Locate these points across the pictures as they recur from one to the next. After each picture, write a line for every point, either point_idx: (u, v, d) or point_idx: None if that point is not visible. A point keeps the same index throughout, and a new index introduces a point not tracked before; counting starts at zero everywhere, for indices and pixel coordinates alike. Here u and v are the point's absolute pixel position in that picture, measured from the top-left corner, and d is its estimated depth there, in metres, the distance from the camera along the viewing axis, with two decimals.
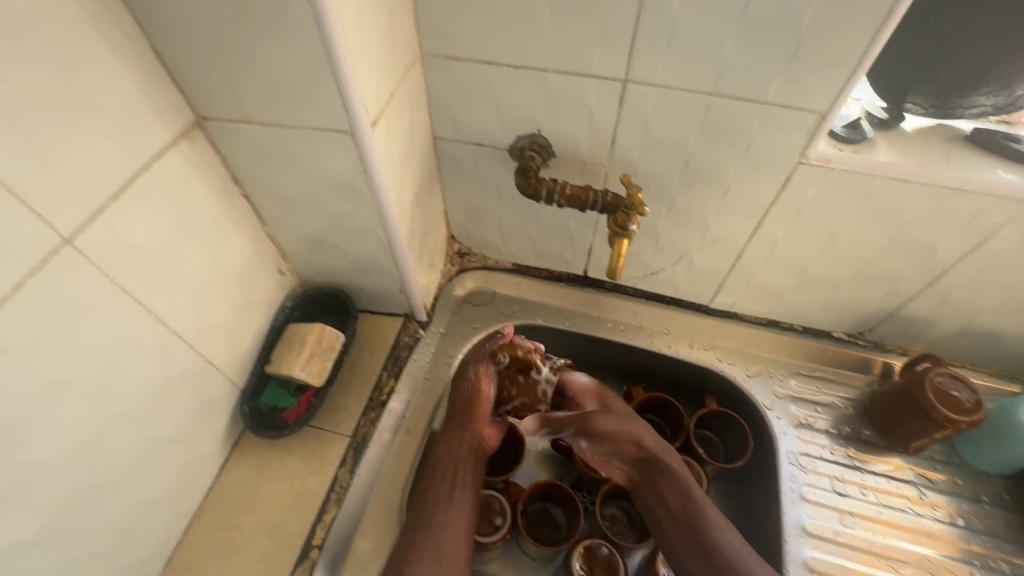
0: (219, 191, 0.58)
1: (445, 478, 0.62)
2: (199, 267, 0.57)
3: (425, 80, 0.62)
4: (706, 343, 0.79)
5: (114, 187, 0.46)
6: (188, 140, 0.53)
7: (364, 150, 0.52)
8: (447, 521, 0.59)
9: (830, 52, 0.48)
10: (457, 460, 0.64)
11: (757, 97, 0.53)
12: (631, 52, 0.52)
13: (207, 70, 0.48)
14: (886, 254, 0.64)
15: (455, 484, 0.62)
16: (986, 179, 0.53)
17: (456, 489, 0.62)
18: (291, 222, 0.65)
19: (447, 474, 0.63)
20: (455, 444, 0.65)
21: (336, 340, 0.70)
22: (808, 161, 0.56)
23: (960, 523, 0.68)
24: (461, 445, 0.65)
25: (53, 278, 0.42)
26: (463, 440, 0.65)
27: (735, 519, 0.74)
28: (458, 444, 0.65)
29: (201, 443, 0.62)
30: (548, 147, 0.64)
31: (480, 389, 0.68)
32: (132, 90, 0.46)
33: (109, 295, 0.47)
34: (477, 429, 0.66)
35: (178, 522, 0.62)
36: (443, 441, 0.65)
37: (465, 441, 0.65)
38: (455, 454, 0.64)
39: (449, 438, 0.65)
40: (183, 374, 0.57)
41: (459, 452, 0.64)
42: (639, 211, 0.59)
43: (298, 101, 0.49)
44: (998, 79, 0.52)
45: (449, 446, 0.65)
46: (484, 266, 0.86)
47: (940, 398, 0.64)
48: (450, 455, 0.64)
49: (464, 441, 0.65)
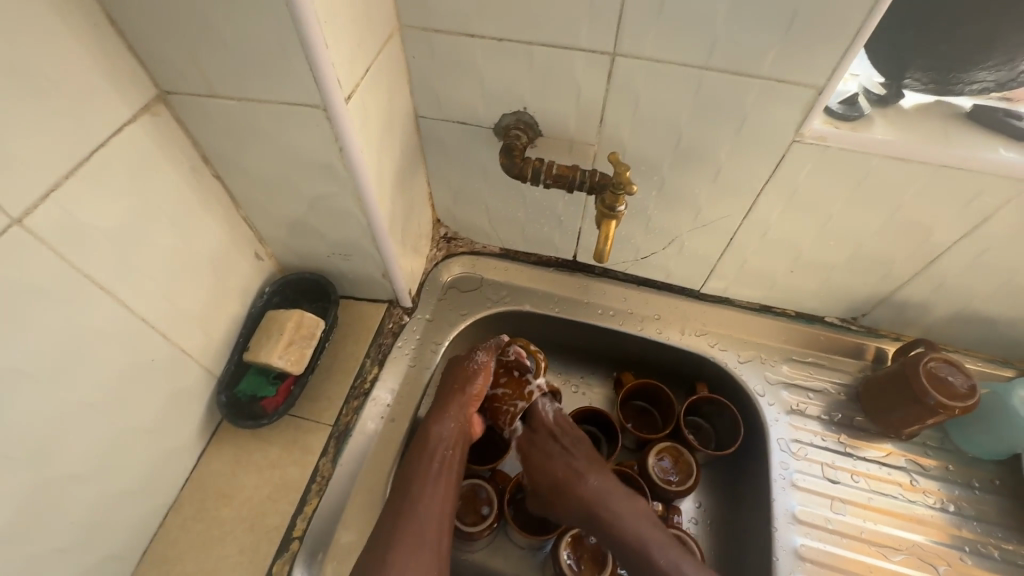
0: (187, 171, 0.55)
1: (433, 460, 0.61)
2: (167, 251, 0.54)
3: (405, 54, 0.59)
4: (698, 329, 0.77)
5: (68, 165, 0.43)
6: (151, 117, 0.50)
7: (338, 127, 0.50)
8: (432, 504, 0.59)
9: (829, 22, 0.45)
10: (446, 441, 0.63)
11: (750, 72, 0.50)
12: (619, 23, 0.50)
13: (167, 40, 0.45)
14: (881, 237, 0.62)
15: (442, 467, 0.61)
16: (985, 158, 0.52)
17: (443, 472, 0.61)
18: (267, 204, 0.62)
19: (435, 457, 0.62)
20: (446, 425, 0.64)
21: (317, 327, 0.68)
22: (803, 140, 0.54)
23: (951, 509, 0.67)
24: (452, 427, 0.64)
25: (2, 261, 0.40)
26: (454, 423, 0.64)
27: (725, 507, 0.73)
28: (449, 426, 0.64)
29: (175, 433, 0.61)
30: (534, 125, 0.62)
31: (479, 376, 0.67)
32: (85, 60, 0.43)
33: (68, 280, 0.45)
34: (468, 414, 0.65)
35: (153, 514, 0.60)
36: (434, 419, 0.64)
37: (455, 424, 0.64)
38: (445, 435, 0.63)
39: (437, 419, 0.64)
40: (153, 362, 0.55)
41: (449, 434, 0.63)
42: (627, 191, 0.56)
43: (266, 74, 0.46)
44: (1000, 53, 0.50)
45: (441, 427, 0.63)
46: (472, 252, 0.83)
47: (933, 383, 0.63)
48: (439, 437, 0.63)
49: (453, 423, 0.64)
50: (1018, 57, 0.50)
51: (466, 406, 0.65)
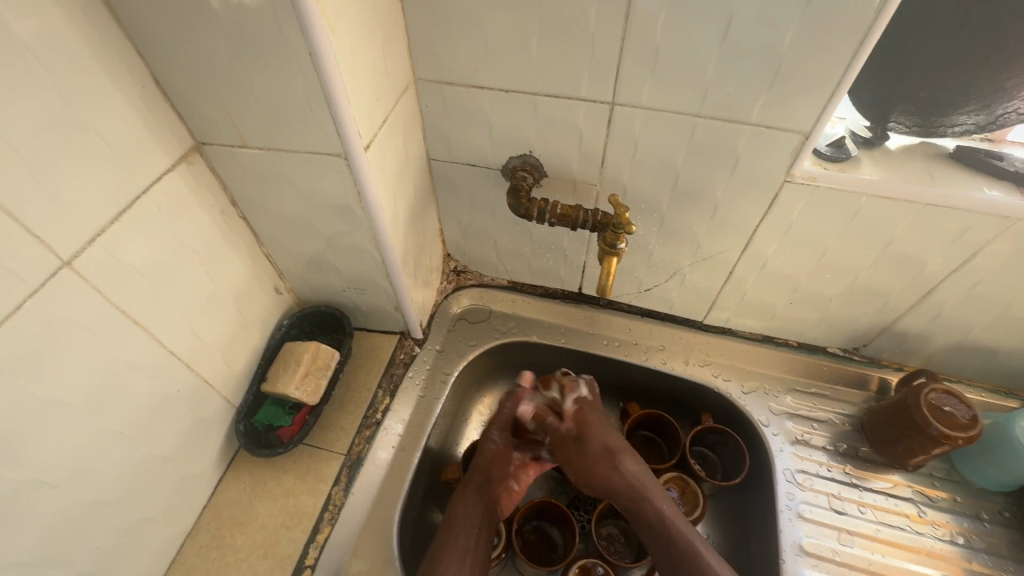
0: (216, 213, 0.59)
1: (460, 537, 0.63)
2: (195, 287, 0.58)
3: (419, 104, 0.63)
4: (702, 359, 0.79)
5: (112, 211, 0.47)
6: (187, 164, 0.54)
7: (356, 172, 0.54)
8: None
9: (811, 73, 0.49)
10: (472, 518, 0.64)
11: (741, 118, 0.54)
12: (617, 76, 0.54)
13: (204, 97, 0.50)
14: (877, 269, 0.64)
15: (468, 543, 0.62)
16: (970, 198, 0.54)
17: (471, 547, 0.62)
18: (288, 242, 0.66)
19: (463, 534, 0.63)
20: (473, 502, 0.66)
21: (331, 358, 0.71)
22: (794, 179, 0.57)
23: (961, 542, 0.67)
24: (476, 505, 0.66)
25: (49, 298, 0.43)
26: (478, 503, 0.66)
27: (733, 537, 0.74)
28: (474, 504, 0.65)
29: (196, 461, 0.63)
30: (540, 166, 0.66)
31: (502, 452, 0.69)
32: (132, 117, 0.48)
33: (107, 316, 0.48)
34: (491, 492, 0.66)
35: (171, 542, 0.62)
36: (460, 497, 0.66)
37: (479, 499, 0.66)
38: (471, 512, 0.65)
39: (465, 494, 0.66)
40: (179, 393, 0.58)
41: (475, 509, 0.65)
42: (626, 231, 0.60)
43: (295, 128, 0.51)
44: (977, 98, 0.53)
45: (465, 505, 0.65)
46: (480, 284, 0.87)
47: (934, 414, 0.64)
48: (465, 513, 0.65)
49: (477, 498, 0.66)
50: (994, 101, 0.53)
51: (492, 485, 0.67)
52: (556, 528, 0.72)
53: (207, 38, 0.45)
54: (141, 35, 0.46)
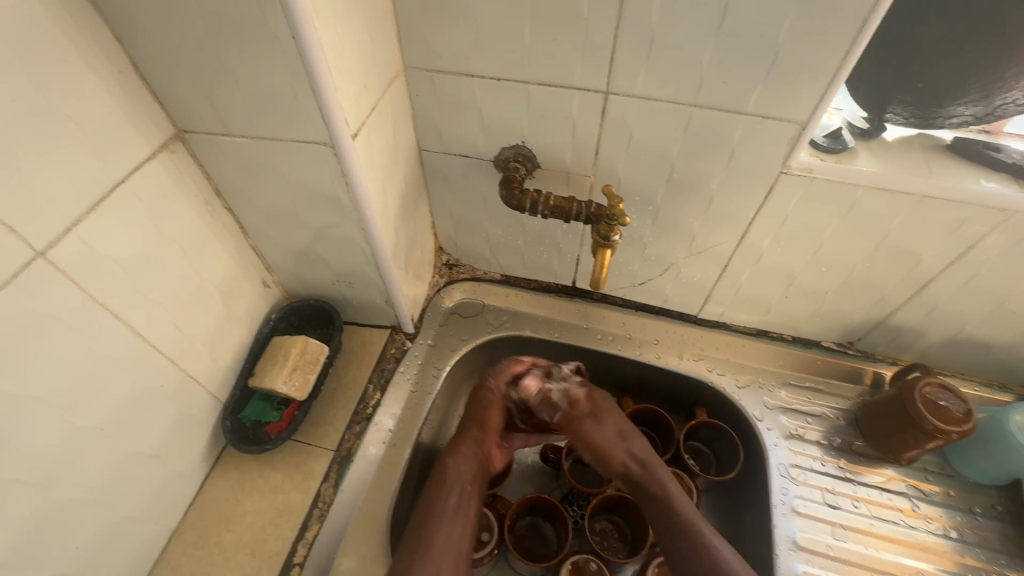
0: (200, 204, 0.57)
1: (451, 497, 0.61)
2: (179, 279, 0.56)
3: (409, 93, 0.62)
4: (696, 353, 0.78)
5: (88, 201, 0.46)
6: (168, 153, 0.53)
7: (343, 161, 0.52)
8: (449, 539, 0.58)
9: (810, 61, 0.48)
10: (464, 477, 0.63)
11: (738, 109, 0.53)
12: (611, 64, 0.53)
13: (186, 84, 0.49)
14: (872, 263, 0.64)
15: (459, 502, 0.61)
16: (968, 190, 0.53)
17: (462, 503, 0.61)
18: (275, 234, 0.64)
19: (454, 490, 0.62)
20: (464, 459, 0.65)
21: (320, 353, 0.69)
22: (790, 171, 0.56)
23: (954, 536, 0.67)
24: (469, 462, 0.65)
25: (24, 290, 0.42)
26: (468, 459, 0.65)
27: (725, 533, 0.73)
28: (467, 462, 0.65)
29: (182, 457, 0.62)
30: (532, 157, 0.64)
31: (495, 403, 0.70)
32: (109, 104, 0.46)
33: (84, 310, 0.47)
34: (483, 446, 0.67)
35: (156, 540, 0.60)
36: (451, 454, 0.65)
37: (472, 454, 0.65)
38: (463, 469, 0.64)
39: (456, 450, 0.66)
40: (162, 388, 0.57)
41: (466, 468, 0.64)
42: (620, 222, 0.60)
43: (279, 114, 0.49)
44: (975, 90, 0.53)
45: (457, 459, 0.65)
46: (473, 277, 0.85)
47: (929, 408, 0.63)
48: (456, 471, 0.64)
49: (470, 454, 0.65)
50: (992, 93, 0.53)
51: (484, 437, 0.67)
52: (548, 523, 0.71)
53: (187, 21, 0.43)
54: (117, 17, 0.44)
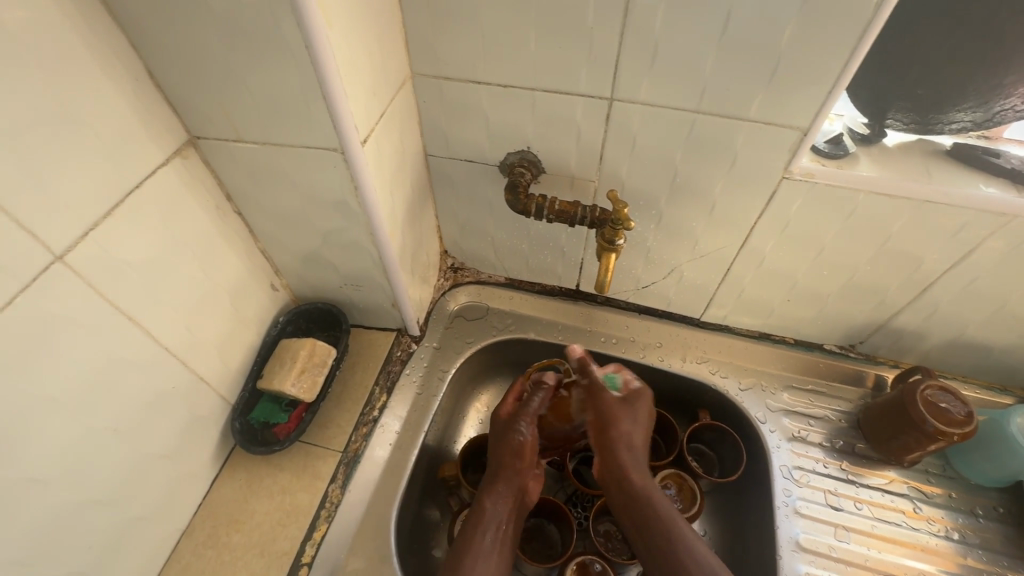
0: (211, 209, 0.58)
1: (487, 536, 0.60)
2: (190, 283, 0.57)
3: (416, 99, 0.63)
4: (699, 356, 0.79)
5: (105, 206, 0.47)
6: (181, 159, 0.54)
7: (353, 167, 0.53)
8: None
9: (812, 68, 0.49)
10: (502, 515, 0.62)
11: (740, 115, 0.54)
12: (616, 71, 0.54)
13: (199, 91, 0.50)
14: (874, 266, 0.64)
15: (494, 545, 0.60)
16: (967, 195, 0.54)
17: (497, 546, 0.60)
18: (284, 238, 0.65)
19: (489, 532, 0.60)
20: (502, 498, 0.63)
21: (328, 355, 0.70)
22: (792, 176, 0.57)
23: (956, 537, 0.68)
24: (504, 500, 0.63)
25: (42, 292, 0.43)
26: (506, 497, 0.63)
27: (729, 535, 0.74)
28: (504, 501, 0.63)
29: (192, 458, 0.62)
30: (537, 162, 0.65)
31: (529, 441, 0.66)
32: (125, 111, 0.47)
33: (99, 312, 0.48)
34: (519, 483, 0.64)
35: (166, 540, 0.61)
36: (488, 491, 0.63)
37: (509, 492, 0.63)
38: (500, 509, 0.62)
39: (493, 488, 0.64)
40: (174, 390, 0.57)
41: (503, 508, 0.62)
42: (625, 227, 0.60)
43: (290, 121, 0.50)
44: (973, 97, 0.54)
45: (494, 498, 0.63)
46: (478, 281, 0.86)
47: (930, 410, 0.64)
48: (494, 510, 0.62)
49: (507, 493, 0.63)
50: (991, 99, 0.54)
51: (521, 476, 0.65)
52: (553, 524, 0.72)
53: (202, 31, 0.44)
54: (134, 27, 0.45)
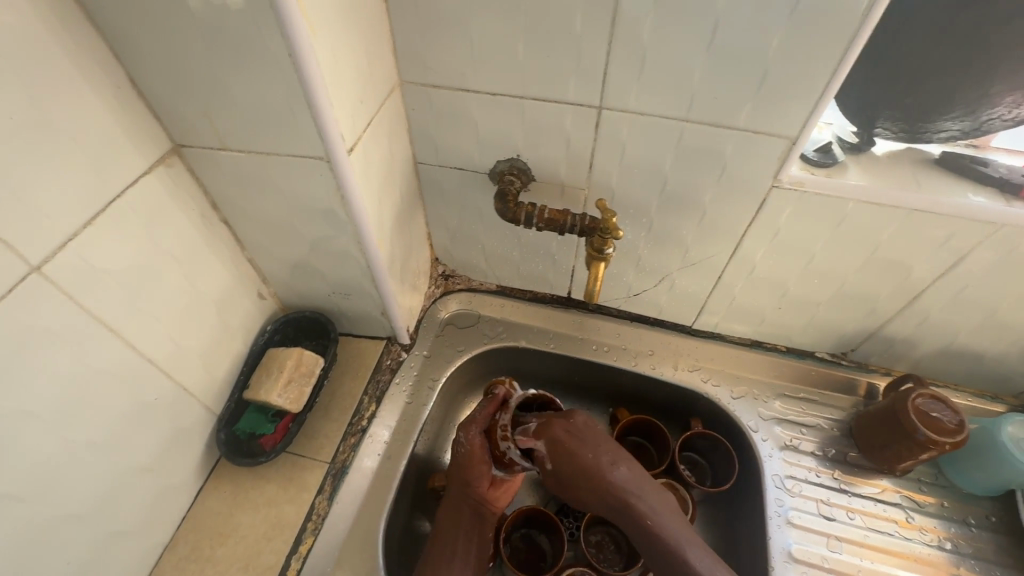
0: (196, 217, 0.58)
1: (447, 548, 0.63)
2: (174, 292, 0.56)
3: (405, 107, 0.62)
4: (690, 364, 0.79)
5: (85, 215, 0.46)
6: (165, 167, 0.53)
7: (340, 175, 0.53)
8: None
9: (800, 77, 0.49)
10: (461, 525, 0.64)
11: (729, 124, 0.54)
12: (605, 80, 0.54)
13: (183, 99, 0.49)
14: (864, 275, 0.64)
15: (460, 553, 0.63)
16: (957, 204, 0.54)
17: (460, 553, 0.63)
18: (271, 247, 0.65)
19: (449, 544, 0.63)
20: (457, 509, 0.65)
21: (316, 365, 0.69)
22: (781, 185, 0.57)
23: (948, 547, 0.67)
24: (462, 512, 0.65)
25: (18, 304, 0.42)
26: (464, 509, 0.65)
27: (721, 545, 0.73)
28: (460, 512, 0.65)
29: (176, 471, 0.61)
30: (527, 170, 0.65)
31: (474, 452, 0.64)
32: (107, 119, 0.47)
33: (79, 324, 0.47)
34: (476, 494, 0.64)
35: (148, 555, 0.60)
36: (444, 506, 0.66)
37: (463, 503, 0.65)
38: (456, 521, 0.64)
39: (449, 502, 0.65)
40: (157, 402, 0.57)
41: (462, 518, 0.65)
42: (613, 236, 0.60)
43: (275, 130, 0.50)
44: (961, 106, 0.53)
45: (450, 510, 0.65)
46: (469, 288, 0.86)
47: (922, 419, 0.64)
48: (451, 522, 0.64)
49: (462, 505, 0.65)
50: (979, 108, 0.53)
51: (473, 488, 0.64)
52: (544, 535, 0.71)
53: (184, 39, 0.44)
54: (115, 35, 0.44)
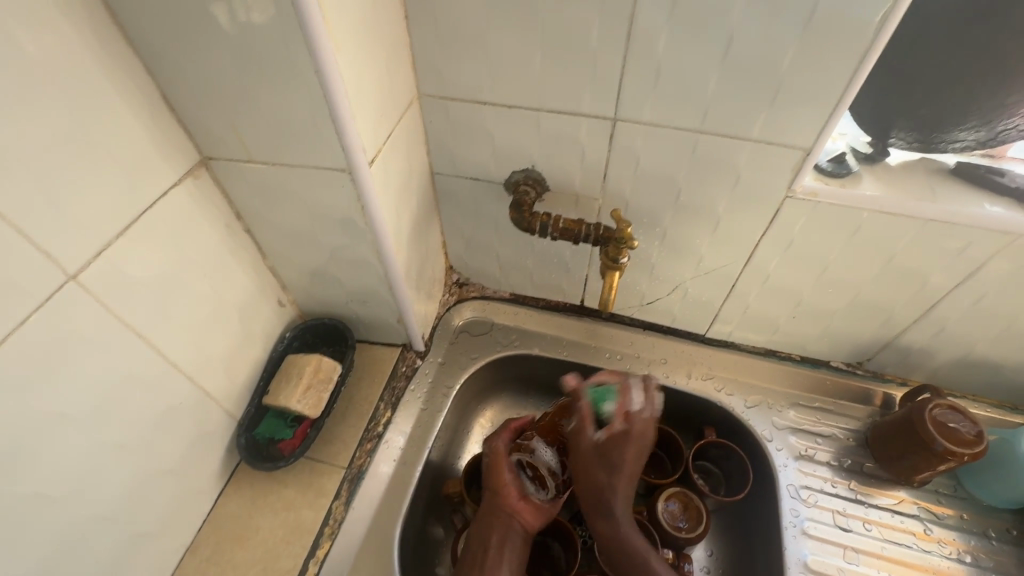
0: (221, 227, 0.60)
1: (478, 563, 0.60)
2: (199, 299, 0.58)
3: (423, 119, 0.64)
4: (704, 373, 0.79)
5: (118, 226, 0.48)
6: (193, 179, 0.55)
7: (361, 186, 0.54)
8: None
9: (813, 90, 0.49)
10: (495, 535, 0.62)
11: (743, 134, 0.54)
12: (619, 93, 0.55)
13: (212, 114, 0.51)
14: (879, 284, 0.64)
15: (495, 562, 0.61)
16: (973, 214, 0.54)
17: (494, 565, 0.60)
18: (292, 255, 0.66)
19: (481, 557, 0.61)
20: (491, 518, 0.64)
21: (333, 371, 0.70)
22: (795, 195, 0.58)
23: (968, 560, 0.66)
24: (497, 524, 0.63)
25: (54, 311, 0.44)
26: (499, 521, 0.63)
27: (736, 555, 0.73)
28: (494, 524, 0.63)
29: (198, 474, 0.63)
30: (542, 180, 0.66)
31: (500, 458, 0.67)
32: (140, 133, 0.48)
33: (110, 330, 0.49)
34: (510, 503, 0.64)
35: (170, 557, 0.61)
36: (477, 519, 0.64)
37: (500, 514, 0.63)
38: (490, 532, 0.63)
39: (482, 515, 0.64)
40: (181, 406, 0.58)
41: (496, 530, 0.63)
42: (629, 245, 0.61)
43: (299, 142, 0.51)
44: (976, 115, 0.54)
45: (481, 522, 0.64)
46: (482, 296, 0.87)
47: (939, 429, 0.63)
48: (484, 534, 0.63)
49: (496, 516, 0.63)
50: (995, 118, 0.54)
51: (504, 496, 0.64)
52: (558, 543, 0.70)
53: (215, 56, 0.46)
54: (149, 52, 0.46)
